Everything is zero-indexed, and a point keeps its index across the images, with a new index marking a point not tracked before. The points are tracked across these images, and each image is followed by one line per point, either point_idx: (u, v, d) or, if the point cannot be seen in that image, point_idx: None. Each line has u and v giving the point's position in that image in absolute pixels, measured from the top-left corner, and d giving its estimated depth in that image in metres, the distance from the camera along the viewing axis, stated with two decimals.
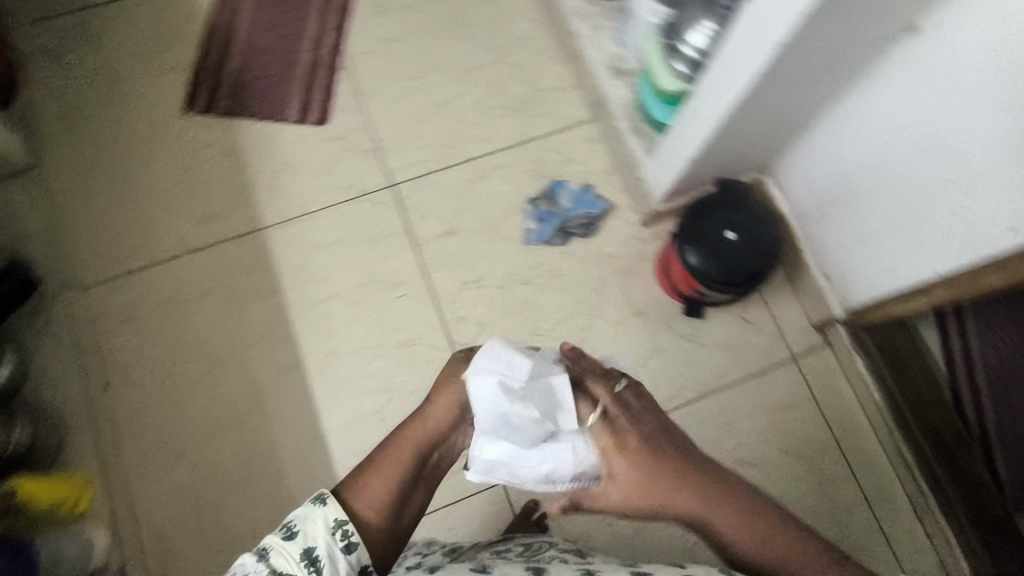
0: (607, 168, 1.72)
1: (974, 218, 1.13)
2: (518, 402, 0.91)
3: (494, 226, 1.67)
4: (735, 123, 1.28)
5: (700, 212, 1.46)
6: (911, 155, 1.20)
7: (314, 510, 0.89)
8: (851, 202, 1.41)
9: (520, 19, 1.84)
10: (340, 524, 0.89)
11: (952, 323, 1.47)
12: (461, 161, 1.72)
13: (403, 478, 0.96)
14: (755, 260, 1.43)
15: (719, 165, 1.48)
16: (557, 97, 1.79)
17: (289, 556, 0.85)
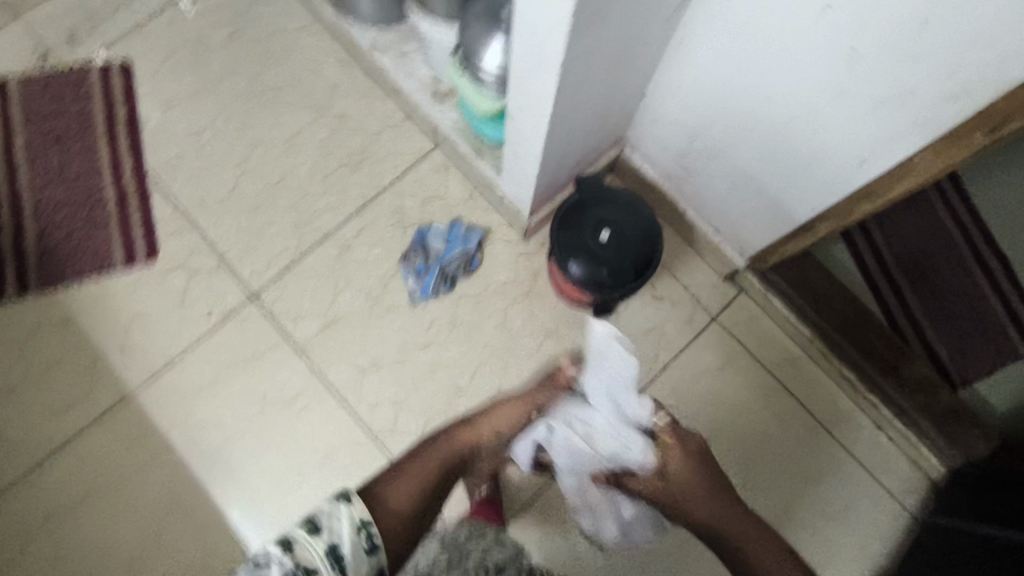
0: (468, 193, 1.61)
1: (822, 155, 1.07)
2: (628, 404, 1.17)
3: (374, 298, 1.54)
4: (560, 129, 1.18)
5: (566, 221, 1.37)
6: (744, 107, 1.13)
7: (340, 507, 0.86)
8: (707, 160, 1.33)
9: (324, 67, 1.68)
10: (364, 522, 0.87)
11: (858, 237, 1.62)
12: (318, 240, 1.55)
13: (432, 480, 1.04)
14: (639, 246, 1.35)
15: (568, 163, 1.39)
16: (392, 135, 1.63)
17: (312, 551, 0.80)
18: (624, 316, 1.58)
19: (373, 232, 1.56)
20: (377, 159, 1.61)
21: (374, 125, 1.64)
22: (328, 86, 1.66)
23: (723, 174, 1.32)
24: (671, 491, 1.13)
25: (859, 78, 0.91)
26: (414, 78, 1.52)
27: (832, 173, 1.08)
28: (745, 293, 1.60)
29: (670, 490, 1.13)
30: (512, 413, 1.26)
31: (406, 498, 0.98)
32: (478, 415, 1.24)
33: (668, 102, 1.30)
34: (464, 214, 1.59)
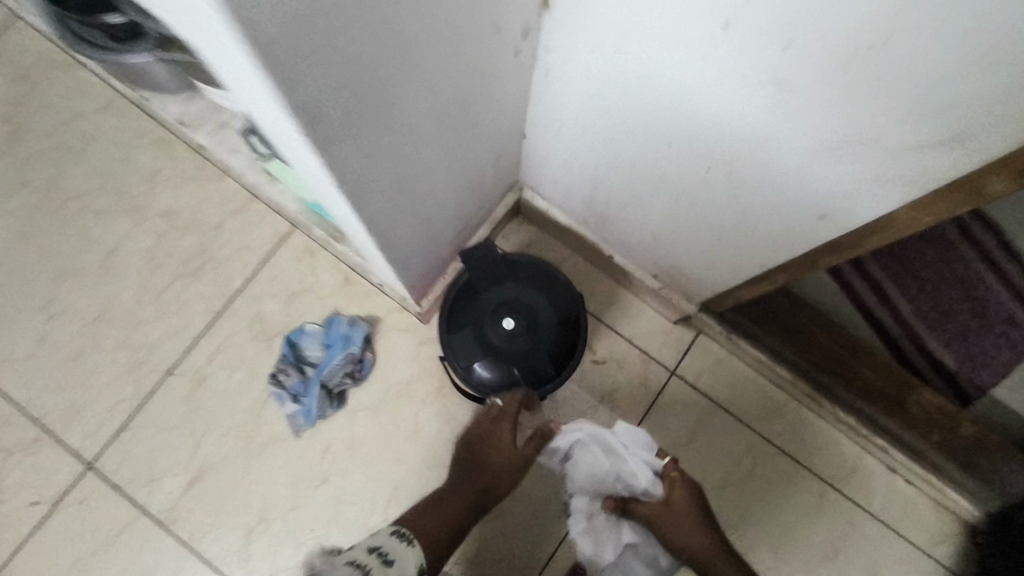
0: (344, 278, 1.28)
1: (764, 208, 0.77)
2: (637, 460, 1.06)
3: (247, 435, 1.21)
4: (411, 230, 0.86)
5: (458, 312, 1.06)
6: (648, 151, 0.81)
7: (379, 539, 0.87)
8: (621, 205, 1.02)
9: (137, 152, 1.32)
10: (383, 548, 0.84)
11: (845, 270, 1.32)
12: (163, 377, 1.23)
13: (457, 502, 1.02)
14: (553, 329, 1.05)
15: (445, 240, 1.07)
16: (237, 224, 1.30)
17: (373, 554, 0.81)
18: (563, 393, 1.28)
19: (232, 354, 1.24)
20: (222, 259, 1.28)
21: (212, 215, 1.30)
22: (146, 175, 1.31)
23: (645, 219, 1.01)
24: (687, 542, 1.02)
25: (791, 123, 0.60)
26: (240, 153, 1.18)
27: (782, 225, 0.78)
28: (706, 335, 1.31)
29: (671, 525, 1.02)
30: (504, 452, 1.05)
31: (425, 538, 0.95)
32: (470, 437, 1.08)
33: (555, 142, 0.98)
34: (343, 306, 1.27)
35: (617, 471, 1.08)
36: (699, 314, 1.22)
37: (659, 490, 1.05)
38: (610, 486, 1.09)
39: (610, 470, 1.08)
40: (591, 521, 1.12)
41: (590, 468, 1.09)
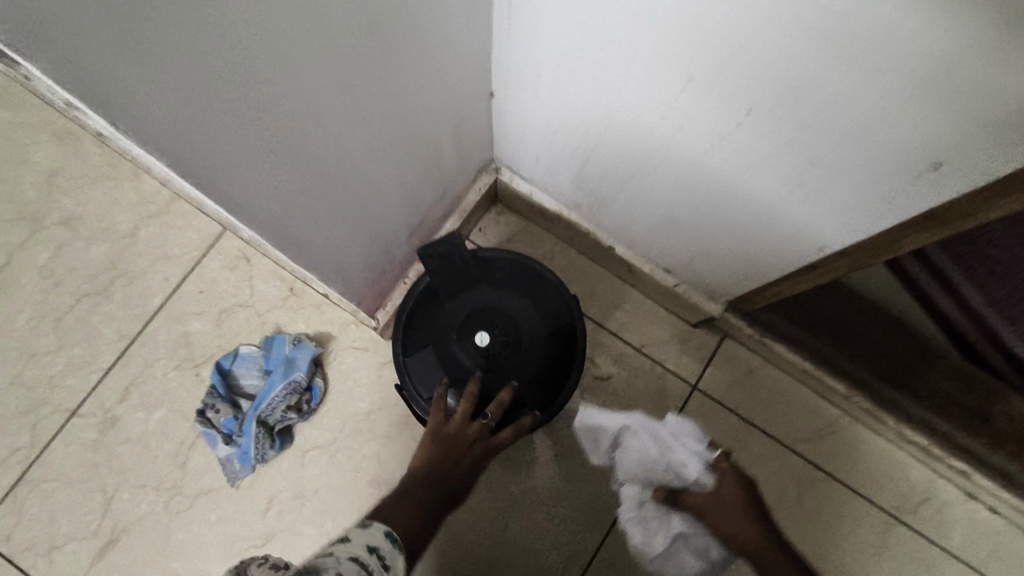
0: (287, 288, 1.05)
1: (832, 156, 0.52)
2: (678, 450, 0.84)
3: (170, 487, 0.98)
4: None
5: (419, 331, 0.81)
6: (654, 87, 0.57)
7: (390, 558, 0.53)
8: (621, 179, 0.78)
9: (31, 149, 1.06)
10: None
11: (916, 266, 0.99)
12: (65, 419, 1.00)
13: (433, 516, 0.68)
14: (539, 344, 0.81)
15: (397, 233, 0.83)
16: (153, 231, 1.05)
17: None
18: (560, 418, 1.04)
19: (152, 388, 1.01)
20: (135, 273, 1.04)
21: (123, 221, 1.05)
22: (44, 178, 1.06)
23: (656, 196, 0.76)
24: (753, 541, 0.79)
25: (890, 5, 0.36)
26: None
27: (858, 182, 0.54)
28: (732, 338, 1.07)
29: (726, 519, 0.80)
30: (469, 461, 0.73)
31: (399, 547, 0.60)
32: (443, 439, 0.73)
33: (532, 98, 0.73)
34: (285, 323, 1.04)
35: (663, 454, 0.86)
36: (725, 314, 0.99)
37: (711, 480, 0.81)
38: (661, 474, 0.86)
39: (655, 452, 0.86)
40: (642, 509, 0.91)
41: (633, 446, 0.88)
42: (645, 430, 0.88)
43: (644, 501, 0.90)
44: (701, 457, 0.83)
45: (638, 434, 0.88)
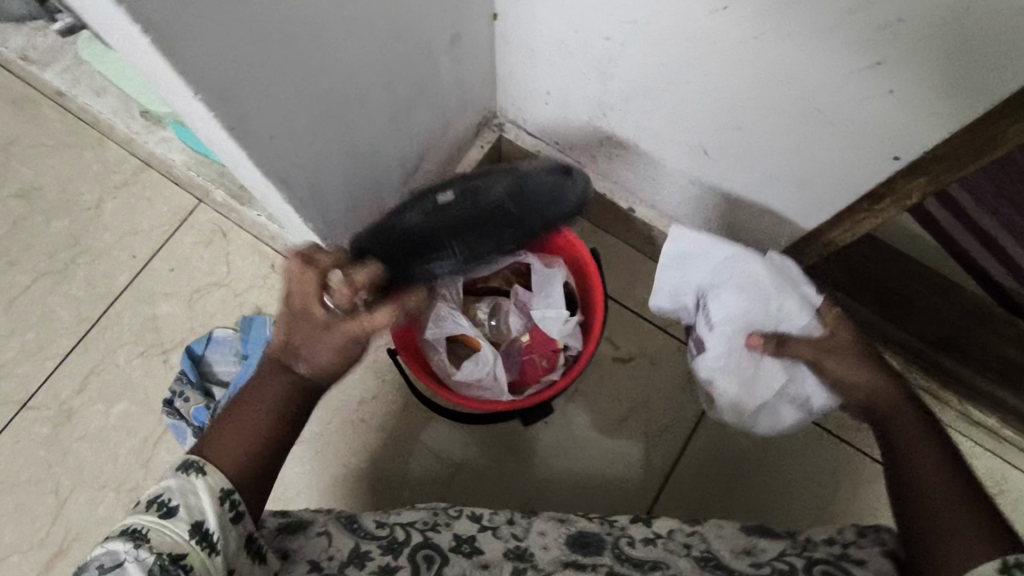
0: (267, 264, 0.94)
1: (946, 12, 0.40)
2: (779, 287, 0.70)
3: (131, 487, 0.86)
4: (305, 140, 0.50)
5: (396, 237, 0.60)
6: None
7: (189, 483, 0.46)
8: (648, 111, 0.67)
9: None
10: (227, 493, 0.48)
11: (950, 212, 0.99)
12: (16, 411, 0.88)
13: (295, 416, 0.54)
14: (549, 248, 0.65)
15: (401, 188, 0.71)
16: (120, 203, 0.96)
17: (174, 537, 0.43)
18: (575, 404, 0.92)
19: (113, 377, 0.90)
20: (100, 249, 0.94)
21: (88, 192, 0.97)
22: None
23: (688, 122, 0.65)
24: (891, 400, 0.59)
25: None
26: (107, 94, 0.84)
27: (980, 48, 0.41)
28: None
29: (850, 369, 0.62)
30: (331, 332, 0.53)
31: (236, 468, 0.50)
32: (295, 308, 0.53)
33: (542, 9, 0.62)
34: (266, 304, 0.93)
35: (767, 294, 0.71)
36: None
37: (823, 327, 0.66)
38: (765, 320, 0.72)
39: (764, 288, 0.71)
40: (736, 358, 0.76)
41: (729, 290, 0.74)
42: (754, 261, 0.71)
43: (735, 348, 0.76)
44: (809, 301, 0.69)
45: (738, 269, 0.73)
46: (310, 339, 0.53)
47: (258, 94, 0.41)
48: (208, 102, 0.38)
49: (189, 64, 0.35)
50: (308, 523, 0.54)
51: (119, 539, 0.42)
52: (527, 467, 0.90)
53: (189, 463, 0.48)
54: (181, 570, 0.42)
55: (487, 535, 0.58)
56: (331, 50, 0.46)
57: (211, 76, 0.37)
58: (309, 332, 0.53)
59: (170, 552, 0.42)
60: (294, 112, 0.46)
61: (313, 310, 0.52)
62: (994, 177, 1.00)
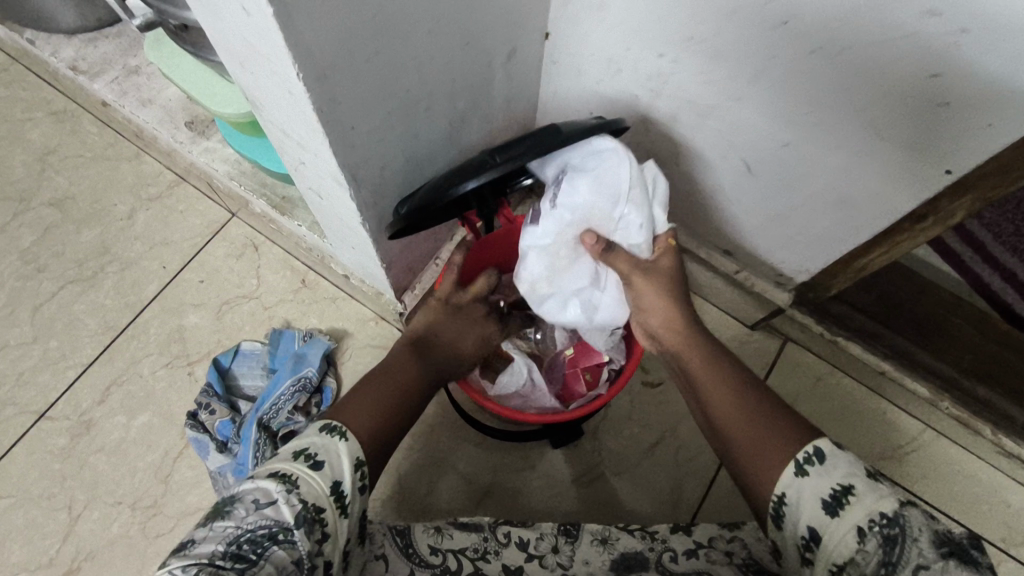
0: (296, 279, 0.93)
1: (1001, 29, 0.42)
2: (639, 196, 0.61)
3: (146, 502, 0.82)
4: (379, 138, 0.51)
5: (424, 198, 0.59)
6: None
7: (334, 445, 0.51)
8: (695, 132, 0.69)
9: (27, 128, 1.01)
10: (359, 465, 0.51)
11: (970, 248, 1.01)
12: (32, 422, 0.86)
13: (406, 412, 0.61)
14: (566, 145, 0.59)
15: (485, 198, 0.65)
16: (152, 214, 0.96)
17: (320, 490, 0.46)
18: (605, 428, 0.91)
19: (136, 389, 0.88)
20: (130, 259, 0.94)
21: (120, 204, 0.97)
22: (37, 157, 0.99)
23: (734, 141, 0.66)
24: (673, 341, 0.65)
25: None
26: (154, 105, 0.85)
27: None
28: (795, 342, 0.95)
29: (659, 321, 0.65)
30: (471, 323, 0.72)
31: (367, 441, 0.55)
32: (453, 330, 0.70)
33: (596, 28, 0.64)
34: (295, 319, 0.91)
35: (623, 194, 0.60)
36: (792, 310, 0.87)
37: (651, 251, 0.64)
38: (603, 221, 0.62)
39: (617, 187, 0.60)
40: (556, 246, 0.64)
41: (603, 174, 0.59)
42: (623, 164, 0.59)
43: (564, 237, 0.63)
44: (654, 226, 0.63)
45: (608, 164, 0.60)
46: (455, 352, 0.70)
47: (348, 82, 0.43)
48: (307, 83, 0.39)
49: (300, 42, 0.36)
50: (366, 540, 0.56)
51: (268, 481, 0.45)
52: (555, 494, 0.87)
53: (326, 429, 0.53)
54: (321, 522, 0.45)
55: (535, 564, 0.58)
56: (411, 51, 0.47)
57: (313, 53, 0.38)
58: (458, 349, 0.70)
59: (316, 503, 0.46)
60: (372, 107, 0.47)
61: (469, 338, 0.71)
62: (1008, 217, 1.03)
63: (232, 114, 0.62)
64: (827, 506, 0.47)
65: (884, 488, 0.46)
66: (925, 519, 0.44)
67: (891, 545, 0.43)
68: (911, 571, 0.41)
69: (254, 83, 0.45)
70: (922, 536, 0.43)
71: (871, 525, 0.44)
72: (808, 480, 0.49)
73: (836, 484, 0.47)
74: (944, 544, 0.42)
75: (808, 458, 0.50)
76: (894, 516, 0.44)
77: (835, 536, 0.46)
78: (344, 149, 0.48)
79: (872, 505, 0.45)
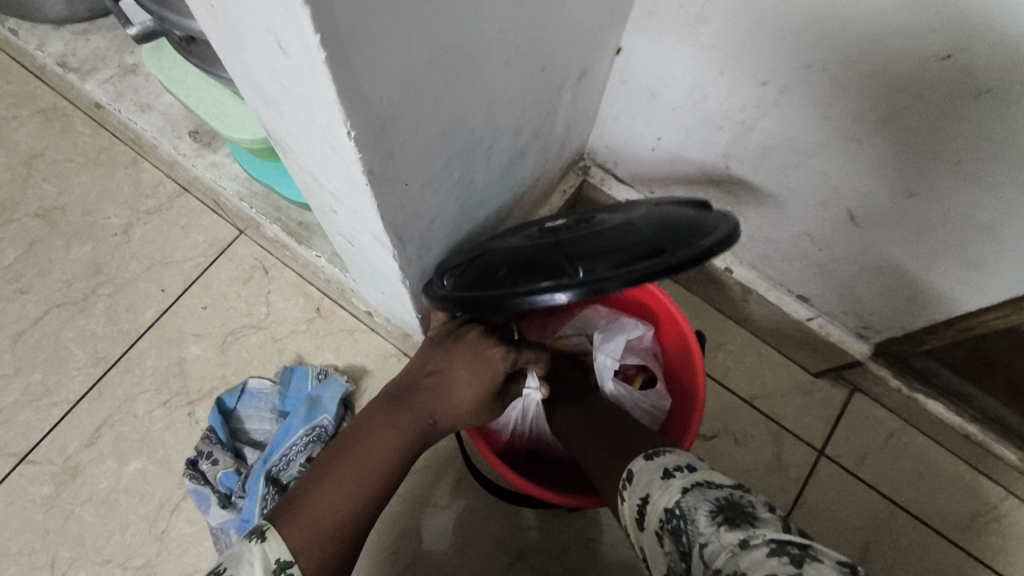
0: (307, 307, 0.83)
1: None
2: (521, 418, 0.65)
3: (137, 561, 0.73)
4: (433, 189, 0.41)
5: (479, 269, 0.47)
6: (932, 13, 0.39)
7: (249, 551, 0.39)
8: (789, 170, 0.59)
9: (11, 127, 0.90)
10: (285, 566, 0.40)
11: None
12: (11, 466, 0.76)
13: (374, 485, 0.47)
14: (648, 266, 0.39)
15: (629, 220, 0.47)
16: (151, 229, 0.86)
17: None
18: None
19: (129, 430, 0.78)
20: (125, 280, 0.84)
21: (114, 217, 0.87)
22: (22, 160, 0.89)
23: (840, 184, 0.57)
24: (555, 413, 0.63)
25: None
26: (153, 111, 0.74)
27: None
28: (864, 394, 0.85)
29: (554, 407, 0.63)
30: (455, 364, 0.52)
31: (312, 526, 0.43)
32: (438, 363, 0.52)
33: (685, 46, 0.55)
34: (308, 353, 0.82)
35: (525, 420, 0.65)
36: (868, 361, 0.77)
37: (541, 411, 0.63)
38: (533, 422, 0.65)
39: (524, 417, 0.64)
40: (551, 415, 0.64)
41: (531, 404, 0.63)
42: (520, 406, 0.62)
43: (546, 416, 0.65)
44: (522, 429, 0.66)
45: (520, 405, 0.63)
46: (447, 396, 0.52)
47: (408, 132, 0.33)
48: (360, 140, 0.29)
49: (356, 91, 0.26)
50: None
51: None
52: (593, 565, 0.78)
53: (256, 529, 0.42)
54: None
55: None
56: (485, 88, 0.38)
57: (368, 100, 0.28)
58: (449, 389, 0.52)
59: None
60: (432, 157, 0.38)
61: (460, 372, 0.51)
62: None
63: (244, 139, 0.52)
64: (636, 522, 0.41)
65: (673, 481, 0.40)
66: (704, 495, 0.38)
67: (679, 539, 0.37)
68: (697, 557, 0.35)
69: (283, 129, 0.34)
70: (700, 513, 0.36)
71: (662, 524, 0.38)
72: (624, 509, 0.44)
73: (639, 498, 0.42)
74: (723, 517, 0.35)
75: (625, 483, 0.45)
76: (674, 507, 0.38)
77: (649, 550, 0.39)
78: (393, 207, 0.38)
79: (661, 503, 0.39)
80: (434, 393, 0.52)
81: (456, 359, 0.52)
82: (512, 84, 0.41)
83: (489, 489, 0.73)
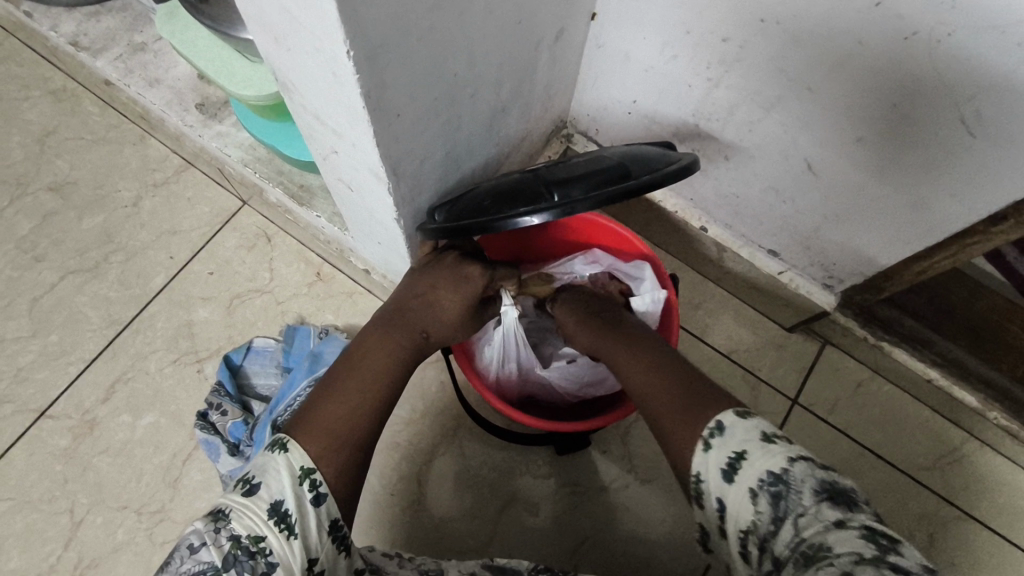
0: (308, 271, 0.88)
1: None
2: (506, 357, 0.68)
3: (151, 507, 0.78)
4: (423, 128, 0.47)
5: (465, 203, 0.54)
6: None
7: (273, 460, 0.45)
8: (751, 125, 0.64)
9: (23, 107, 0.95)
10: (308, 472, 0.46)
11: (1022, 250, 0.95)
12: (30, 422, 0.81)
13: (375, 401, 0.53)
14: (619, 187, 0.49)
15: (598, 156, 0.55)
16: (159, 201, 0.91)
17: (253, 518, 0.41)
18: (634, 434, 0.85)
19: (142, 386, 0.83)
20: (135, 248, 0.89)
21: (124, 190, 0.92)
22: (35, 139, 0.93)
23: (797, 134, 0.62)
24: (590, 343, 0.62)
25: None
26: (161, 85, 0.79)
27: None
28: (834, 346, 0.90)
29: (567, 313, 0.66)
30: (439, 285, 0.58)
31: (325, 436, 0.48)
32: (422, 287, 0.58)
33: (653, 8, 0.60)
34: (310, 314, 0.87)
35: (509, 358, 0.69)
36: (836, 312, 0.83)
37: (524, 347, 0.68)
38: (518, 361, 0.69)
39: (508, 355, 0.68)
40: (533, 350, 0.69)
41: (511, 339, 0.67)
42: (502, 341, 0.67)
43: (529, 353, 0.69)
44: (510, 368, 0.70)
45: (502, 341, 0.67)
46: (435, 315, 0.59)
47: (398, 64, 0.38)
48: (357, 65, 0.34)
49: (353, 16, 0.32)
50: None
51: (203, 519, 0.42)
52: (581, 508, 0.83)
53: (276, 441, 0.48)
54: (259, 554, 0.41)
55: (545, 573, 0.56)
56: (467, 33, 0.43)
57: (364, 27, 0.33)
58: (436, 307, 0.59)
59: (250, 533, 0.41)
60: (420, 93, 0.43)
61: (445, 292, 0.58)
62: None
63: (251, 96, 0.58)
64: (723, 475, 0.43)
65: (775, 445, 0.42)
66: (811, 469, 0.40)
67: (778, 502, 0.40)
68: (794, 525, 0.39)
69: (289, 65, 0.39)
70: (808, 487, 0.39)
71: (761, 484, 0.41)
72: (706, 457, 0.44)
73: (731, 452, 0.43)
74: (832, 497, 0.39)
75: (711, 432, 0.45)
76: (781, 473, 0.40)
77: (734, 504, 0.42)
78: (387, 139, 0.43)
79: (761, 464, 0.41)
80: (424, 314, 0.58)
81: (441, 276, 0.58)
82: (492, 33, 0.47)
83: (488, 429, 0.79)
